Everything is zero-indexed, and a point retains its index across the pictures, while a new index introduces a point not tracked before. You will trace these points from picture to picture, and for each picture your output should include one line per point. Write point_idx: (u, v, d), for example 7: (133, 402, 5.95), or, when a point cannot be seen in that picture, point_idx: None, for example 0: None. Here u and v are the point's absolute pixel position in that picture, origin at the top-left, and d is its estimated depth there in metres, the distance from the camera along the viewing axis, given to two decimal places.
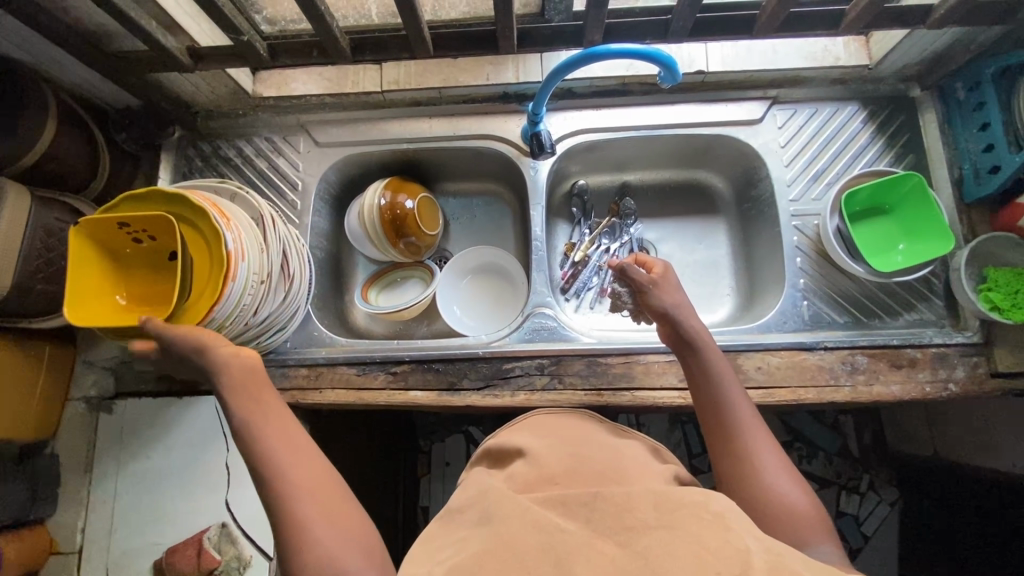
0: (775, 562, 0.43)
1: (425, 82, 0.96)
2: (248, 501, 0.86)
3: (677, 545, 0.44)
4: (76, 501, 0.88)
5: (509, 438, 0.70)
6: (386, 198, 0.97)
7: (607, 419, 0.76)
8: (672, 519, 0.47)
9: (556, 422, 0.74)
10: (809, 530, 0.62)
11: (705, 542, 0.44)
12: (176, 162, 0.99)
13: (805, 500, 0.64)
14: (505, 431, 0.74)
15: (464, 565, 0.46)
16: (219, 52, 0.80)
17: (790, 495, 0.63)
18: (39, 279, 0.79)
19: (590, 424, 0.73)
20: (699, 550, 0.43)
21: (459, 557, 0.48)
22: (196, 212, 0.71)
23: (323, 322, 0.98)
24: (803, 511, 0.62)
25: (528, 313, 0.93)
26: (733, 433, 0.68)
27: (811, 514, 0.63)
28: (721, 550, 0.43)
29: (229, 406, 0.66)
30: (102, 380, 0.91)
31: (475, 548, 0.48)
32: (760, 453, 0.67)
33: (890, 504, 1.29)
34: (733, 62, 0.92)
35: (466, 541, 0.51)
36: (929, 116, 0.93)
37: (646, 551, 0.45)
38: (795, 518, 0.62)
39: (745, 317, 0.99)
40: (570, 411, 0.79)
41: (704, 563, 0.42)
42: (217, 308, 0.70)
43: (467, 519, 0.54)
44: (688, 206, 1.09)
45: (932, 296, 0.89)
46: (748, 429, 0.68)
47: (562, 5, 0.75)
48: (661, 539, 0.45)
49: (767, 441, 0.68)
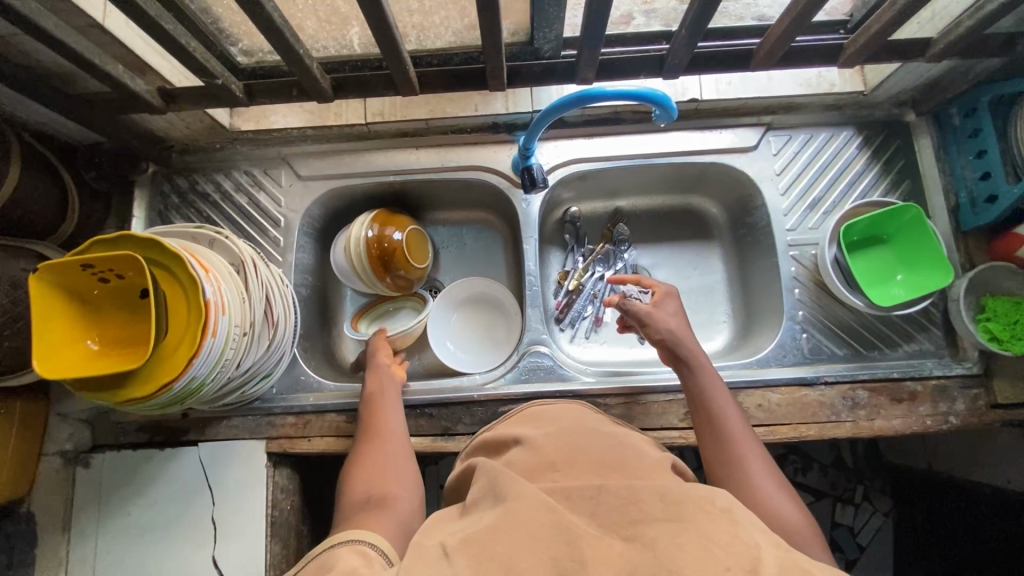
0: (786, 561, 0.41)
1: (411, 113, 0.93)
2: (235, 557, 0.83)
3: (684, 536, 0.43)
4: (55, 561, 0.84)
5: (507, 431, 0.69)
6: (375, 232, 0.94)
7: (601, 411, 0.76)
8: (678, 512, 0.47)
9: (552, 412, 0.73)
10: (802, 530, 0.59)
11: (714, 537, 0.43)
12: (150, 200, 0.96)
13: (797, 503, 0.62)
14: (502, 425, 0.74)
15: (476, 539, 0.44)
16: (193, 93, 0.76)
17: (781, 495, 0.62)
18: (6, 334, 0.74)
19: (584, 413, 0.73)
20: (708, 544, 0.43)
21: (470, 530, 0.46)
22: (170, 257, 0.66)
23: (310, 364, 0.94)
24: (799, 526, 0.60)
25: (523, 351, 0.91)
26: (722, 434, 0.69)
27: (802, 517, 0.61)
28: (731, 545, 0.43)
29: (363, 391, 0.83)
30: (79, 434, 0.88)
31: (487, 522, 0.47)
32: (749, 453, 0.67)
33: (885, 514, 1.23)
34: (727, 90, 0.90)
35: (483, 517, 0.49)
36: (924, 142, 0.92)
37: (654, 544, 0.43)
38: (793, 531, 0.59)
39: (740, 350, 0.97)
40: (564, 403, 0.77)
41: (714, 557, 0.41)
42: (197, 364, 0.65)
43: (477, 507, 0.52)
44: (682, 231, 1.06)
45: (931, 326, 0.88)
46: (734, 429, 0.69)
47: (551, 34, 0.71)
48: (667, 531, 0.44)
49: (752, 440, 0.69)
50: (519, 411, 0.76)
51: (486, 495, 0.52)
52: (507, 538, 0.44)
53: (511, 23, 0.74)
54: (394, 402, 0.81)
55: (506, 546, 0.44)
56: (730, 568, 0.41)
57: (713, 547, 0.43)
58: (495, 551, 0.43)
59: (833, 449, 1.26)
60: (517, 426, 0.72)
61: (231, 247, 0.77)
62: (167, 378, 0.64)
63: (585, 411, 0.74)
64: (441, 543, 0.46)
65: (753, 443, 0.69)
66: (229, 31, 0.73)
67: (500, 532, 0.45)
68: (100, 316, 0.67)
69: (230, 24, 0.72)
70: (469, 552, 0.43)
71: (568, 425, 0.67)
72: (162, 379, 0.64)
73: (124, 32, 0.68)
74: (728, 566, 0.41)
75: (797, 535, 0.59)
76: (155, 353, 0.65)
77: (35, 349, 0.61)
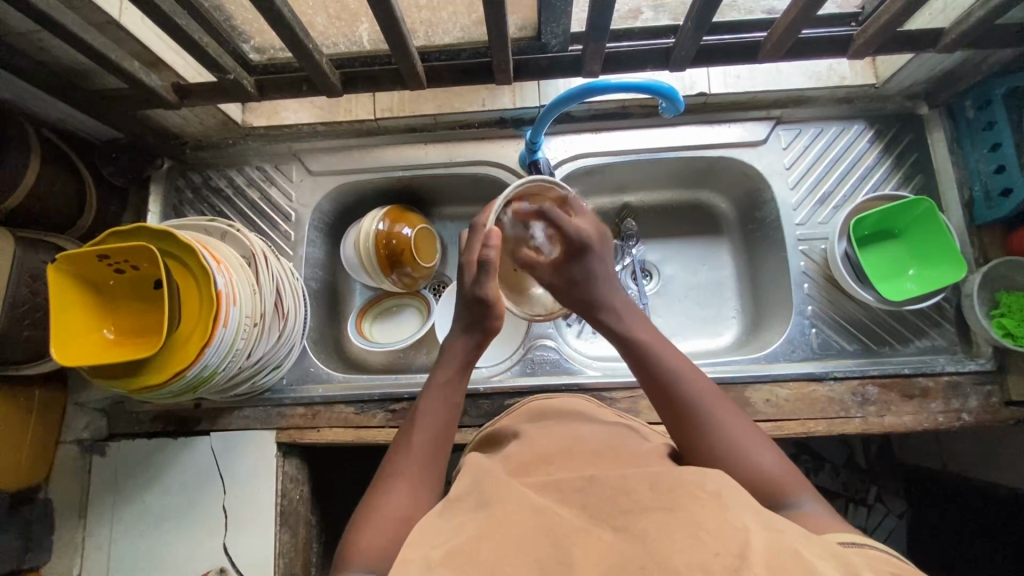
0: (778, 543, 0.40)
1: (420, 108, 0.94)
2: (246, 547, 0.85)
3: (674, 525, 0.43)
4: (71, 547, 0.87)
5: (508, 427, 0.71)
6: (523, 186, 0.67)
7: (604, 406, 0.75)
8: (669, 501, 0.46)
9: (555, 405, 0.74)
10: (785, 484, 0.57)
11: (704, 523, 0.43)
12: (165, 195, 0.98)
13: (776, 456, 0.59)
14: (505, 418, 0.75)
15: (459, 547, 0.44)
16: (204, 88, 0.78)
17: (757, 449, 0.59)
18: (26, 325, 0.76)
19: (587, 407, 0.73)
20: (697, 530, 0.42)
21: (456, 540, 0.45)
22: (182, 247, 0.67)
23: (319, 356, 0.96)
24: (778, 473, 0.57)
25: (529, 345, 0.92)
26: (680, 397, 0.63)
27: (785, 471, 0.58)
28: (719, 530, 0.42)
29: (427, 383, 0.71)
30: (95, 423, 0.90)
31: (473, 530, 0.46)
32: (719, 412, 0.62)
33: (899, 514, 1.18)
34: (736, 83, 0.90)
35: (478, 513, 0.49)
36: (937, 135, 0.91)
37: (644, 534, 0.43)
38: (770, 479, 0.57)
39: (749, 344, 0.96)
40: (567, 396, 0.78)
41: (704, 543, 0.41)
42: (208, 353, 0.66)
43: (464, 506, 0.51)
44: (690, 227, 1.06)
45: (944, 322, 0.87)
46: (700, 389, 0.64)
47: (558, 29, 0.71)
48: (658, 521, 0.44)
49: (718, 397, 0.64)
50: (523, 404, 0.77)
51: (482, 490, 0.52)
52: (493, 544, 0.44)
53: (518, 17, 0.74)
54: (447, 422, 0.68)
55: (493, 548, 0.43)
56: (718, 553, 0.40)
57: (702, 534, 0.42)
58: (481, 552, 0.43)
59: (845, 447, 1.24)
60: (520, 418, 0.73)
61: (243, 240, 0.78)
62: (180, 366, 0.65)
63: (584, 403, 0.75)
64: (425, 555, 0.44)
65: (719, 398, 0.64)
66: (241, 28, 0.74)
67: (485, 540, 0.44)
68: (117, 306, 0.68)
69: (242, 21, 0.72)
70: (457, 553, 0.43)
71: (569, 419, 0.69)
72: (174, 368, 0.65)
73: (139, 29, 0.70)
74: (716, 552, 0.40)
75: (779, 492, 0.56)
76: (168, 342, 0.66)
77: (54, 337, 0.63)
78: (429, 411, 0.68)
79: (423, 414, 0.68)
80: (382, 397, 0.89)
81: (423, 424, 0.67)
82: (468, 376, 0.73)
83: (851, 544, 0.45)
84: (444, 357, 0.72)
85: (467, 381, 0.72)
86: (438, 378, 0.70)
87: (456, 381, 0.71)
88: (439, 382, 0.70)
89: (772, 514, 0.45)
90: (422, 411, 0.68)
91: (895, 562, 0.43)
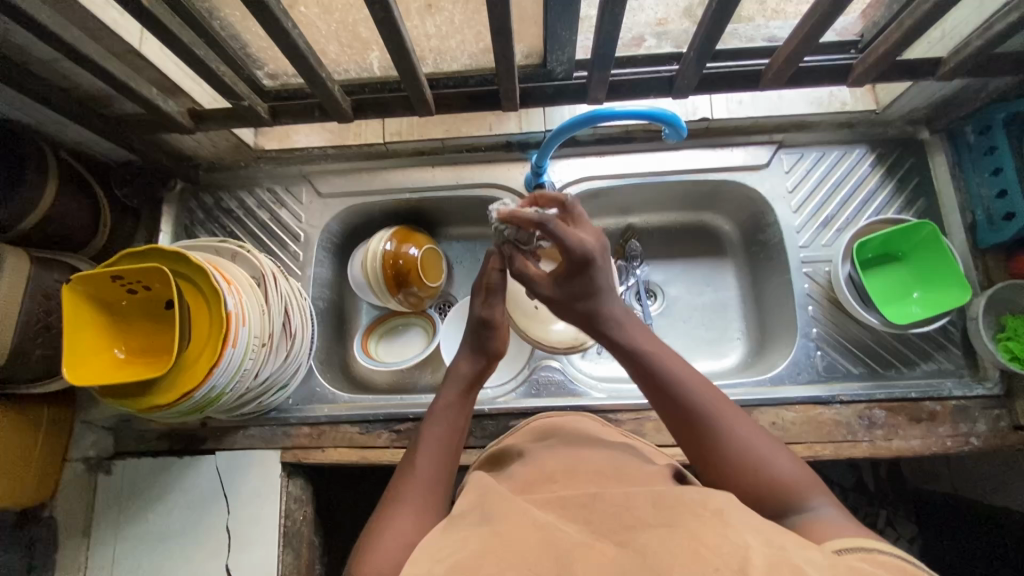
0: (779, 560, 0.40)
1: (428, 133, 0.96)
2: (248, 567, 0.84)
3: (675, 540, 0.43)
4: (72, 565, 0.87)
5: (512, 446, 0.71)
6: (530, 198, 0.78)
7: (608, 425, 0.75)
8: (668, 518, 0.46)
9: (562, 424, 0.74)
10: (808, 492, 0.57)
11: (703, 539, 0.42)
12: (177, 215, 1.01)
13: (791, 461, 0.59)
14: (511, 436, 0.75)
15: (465, 562, 0.43)
16: (218, 114, 0.81)
17: (769, 456, 0.59)
18: (39, 343, 0.77)
19: (592, 428, 0.74)
20: (697, 546, 0.42)
21: (460, 554, 0.45)
22: (194, 269, 0.68)
23: (326, 376, 0.96)
24: (791, 481, 0.57)
25: (534, 366, 0.93)
26: (690, 412, 0.62)
27: (799, 477, 0.58)
28: (719, 546, 0.41)
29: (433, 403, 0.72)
30: (102, 441, 0.90)
31: (476, 546, 0.45)
32: (732, 425, 0.61)
33: (909, 539, 1.12)
34: (738, 109, 0.91)
35: (480, 529, 0.49)
36: (939, 159, 0.92)
37: (645, 549, 0.43)
38: (782, 486, 0.57)
39: (754, 367, 0.96)
40: (573, 416, 0.78)
41: (703, 558, 0.40)
42: (215, 374, 0.67)
43: (468, 520, 0.52)
44: (694, 248, 1.07)
45: (951, 345, 0.87)
46: (710, 399, 0.63)
47: (564, 56, 0.73)
48: (659, 536, 0.44)
49: (730, 407, 0.63)
50: (530, 423, 0.77)
51: (484, 507, 0.52)
52: (495, 558, 0.43)
53: (524, 46, 0.76)
54: (453, 444, 0.69)
55: (496, 561, 0.43)
56: (717, 567, 0.40)
57: (702, 549, 0.42)
58: (485, 567, 0.42)
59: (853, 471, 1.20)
60: (527, 437, 0.73)
61: (253, 261, 0.80)
62: (189, 386, 0.66)
63: (589, 421, 0.76)
64: (428, 571, 0.44)
65: (730, 408, 0.63)
66: (256, 56, 0.75)
67: (488, 554, 0.44)
68: (128, 326, 0.69)
69: (258, 49, 0.74)
70: (460, 569, 0.43)
71: (574, 439, 0.69)
72: (183, 387, 0.66)
73: (159, 56, 0.73)
74: (716, 566, 0.40)
75: (798, 498, 0.57)
76: (178, 362, 0.67)
77: (65, 356, 0.63)
78: (436, 433, 0.68)
79: (429, 438, 0.68)
80: (389, 416, 0.89)
81: (427, 447, 0.67)
82: (472, 396, 0.74)
83: (847, 552, 0.46)
84: (448, 378, 0.73)
85: (471, 402, 0.73)
86: (443, 400, 0.71)
87: (463, 403, 0.72)
88: (444, 405, 0.71)
89: (771, 530, 0.45)
90: (427, 432, 0.69)
91: (896, 567, 0.43)
